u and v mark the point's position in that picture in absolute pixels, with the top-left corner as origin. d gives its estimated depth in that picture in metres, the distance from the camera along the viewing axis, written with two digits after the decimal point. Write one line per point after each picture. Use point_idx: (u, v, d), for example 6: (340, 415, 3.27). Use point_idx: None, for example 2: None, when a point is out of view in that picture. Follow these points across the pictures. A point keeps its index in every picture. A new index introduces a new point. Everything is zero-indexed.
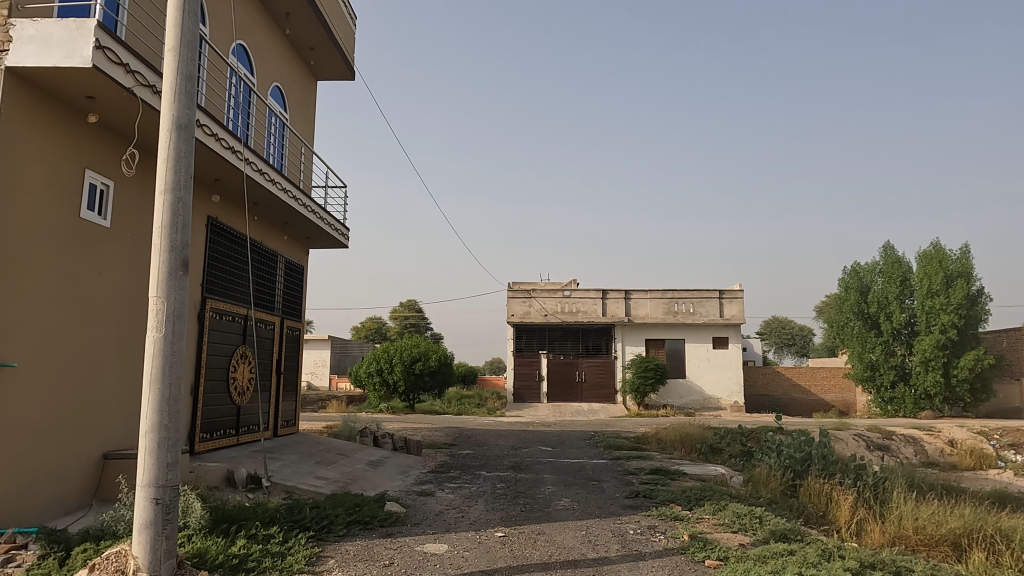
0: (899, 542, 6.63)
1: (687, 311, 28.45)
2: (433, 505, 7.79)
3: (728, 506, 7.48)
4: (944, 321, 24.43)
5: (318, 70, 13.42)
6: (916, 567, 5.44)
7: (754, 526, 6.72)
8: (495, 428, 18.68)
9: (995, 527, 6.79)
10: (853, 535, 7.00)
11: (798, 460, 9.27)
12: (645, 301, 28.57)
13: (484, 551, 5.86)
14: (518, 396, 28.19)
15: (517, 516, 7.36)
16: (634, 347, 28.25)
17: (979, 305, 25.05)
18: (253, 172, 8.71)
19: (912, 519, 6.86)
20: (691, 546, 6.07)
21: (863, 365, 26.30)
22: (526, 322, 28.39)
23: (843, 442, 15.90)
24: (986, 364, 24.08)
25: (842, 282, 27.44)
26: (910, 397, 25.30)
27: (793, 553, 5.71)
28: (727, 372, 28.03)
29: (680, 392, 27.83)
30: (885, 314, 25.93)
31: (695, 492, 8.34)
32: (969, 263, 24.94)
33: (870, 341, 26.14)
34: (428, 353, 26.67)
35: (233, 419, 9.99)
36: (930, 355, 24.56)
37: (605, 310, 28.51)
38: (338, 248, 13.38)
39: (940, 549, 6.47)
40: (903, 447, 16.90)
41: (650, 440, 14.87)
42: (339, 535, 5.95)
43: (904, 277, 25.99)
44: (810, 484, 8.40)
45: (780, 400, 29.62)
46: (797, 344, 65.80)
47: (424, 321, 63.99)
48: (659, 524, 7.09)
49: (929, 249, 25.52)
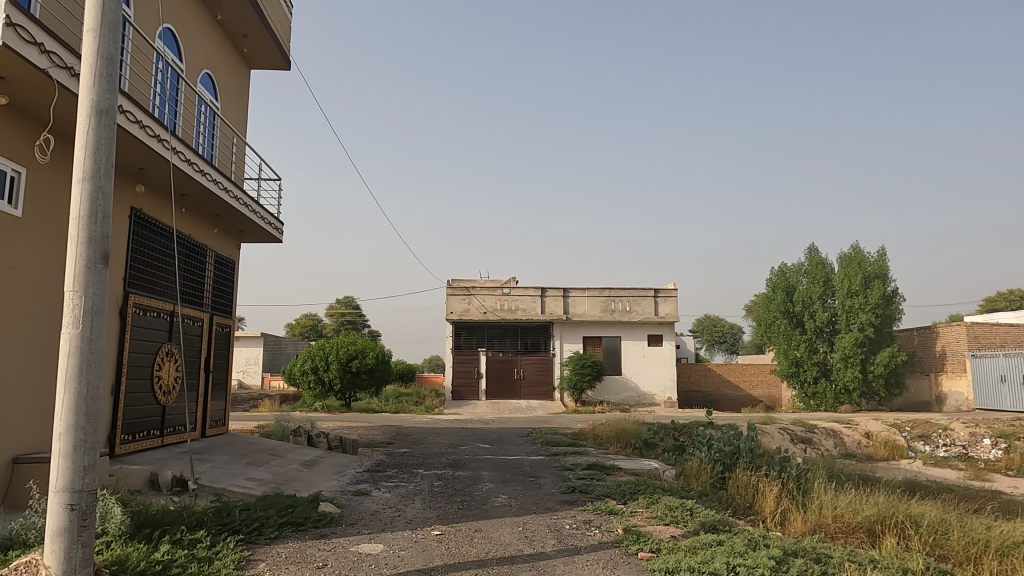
0: (820, 529, 6.97)
1: (624, 309, 29.01)
2: (368, 505, 7.68)
3: (661, 499, 7.67)
4: (862, 320, 25.81)
5: (251, 58, 12.99)
6: (835, 553, 5.73)
7: (684, 518, 6.92)
8: (433, 426, 18.57)
9: (906, 514, 7.19)
10: (777, 524, 7.30)
11: (727, 453, 9.56)
12: (583, 299, 28.98)
13: (420, 550, 5.79)
14: (456, 393, 28.08)
15: (454, 514, 7.34)
16: (571, 344, 28.64)
17: (893, 305, 26.53)
18: (182, 163, 8.40)
19: (831, 508, 7.22)
20: (624, 539, 6.20)
21: (788, 362, 27.42)
22: (465, 320, 28.33)
23: (768, 436, 16.60)
24: (899, 360, 25.58)
25: (769, 282, 28.47)
26: (830, 392, 26.58)
27: (720, 543, 5.91)
28: (662, 368, 28.73)
29: (616, 389, 28.38)
30: (809, 313, 27.15)
31: (630, 486, 8.52)
32: (886, 266, 26.38)
33: (795, 338, 27.29)
34: (366, 350, 26.23)
35: (158, 420, 9.57)
36: (849, 352, 25.87)
37: (544, 308, 28.76)
38: (271, 243, 13.00)
39: (857, 536, 6.83)
40: (824, 440, 17.73)
41: (586, 436, 15.12)
42: (270, 538, 5.79)
43: (826, 278, 27.25)
44: (738, 476, 8.73)
45: (711, 396, 30.63)
46: (728, 341, 68.26)
47: (361, 317, 63.05)
48: (594, 518, 7.20)
49: (850, 252, 26.86)
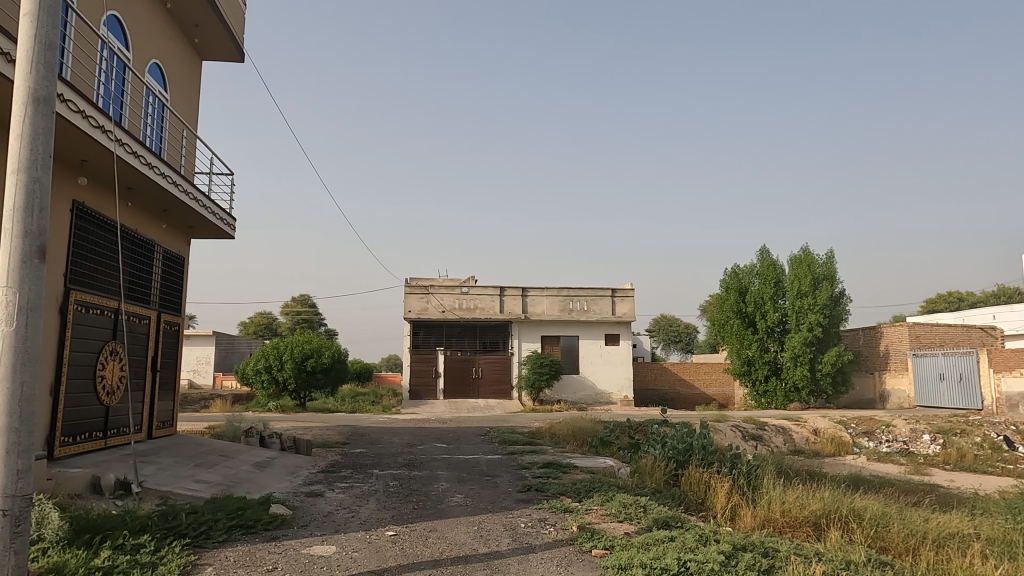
0: (768, 524, 7.16)
1: (582, 309, 29.24)
2: (321, 506, 7.56)
3: (615, 496, 7.76)
4: (811, 320, 26.57)
5: (203, 50, 12.66)
6: (782, 547, 5.88)
7: (638, 515, 7.02)
8: (390, 426, 18.39)
9: (850, 508, 7.43)
10: (727, 520, 7.45)
11: (681, 451, 9.71)
12: (541, 298, 29.11)
13: (373, 551, 5.73)
14: (414, 393, 27.85)
15: (409, 514, 7.29)
16: (529, 343, 28.74)
17: (840, 306, 27.41)
18: (128, 155, 8.13)
19: (779, 503, 7.41)
20: (578, 536, 6.24)
21: (740, 361, 28.05)
22: (423, 319, 28.14)
23: (721, 433, 16.98)
24: (845, 359, 26.46)
25: (723, 283, 29.03)
26: (781, 390, 27.29)
27: (672, 539, 6.01)
28: (619, 367, 29.05)
29: (574, 388, 28.61)
30: (760, 313, 27.81)
31: (585, 484, 8.60)
32: (834, 268, 27.23)
33: (747, 338, 27.93)
34: (321, 349, 25.82)
35: (101, 421, 9.24)
36: (799, 351, 26.60)
37: (502, 307, 28.79)
38: (223, 239, 12.70)
39: (802, 530, 7.04)
40: (774, 437, 18.21)
41: (544, 434, 15.19)
42: (218, 541, 5.64)
43: (778, 279, 27.97)
44: (690, 474, 8.89)
45: (667, 395, 31.15)
46: (684, 340, 69.41)
47: (317, 316, 62.06)
48: (549, 516, 7.23)
49: (800, 254, 27.62)
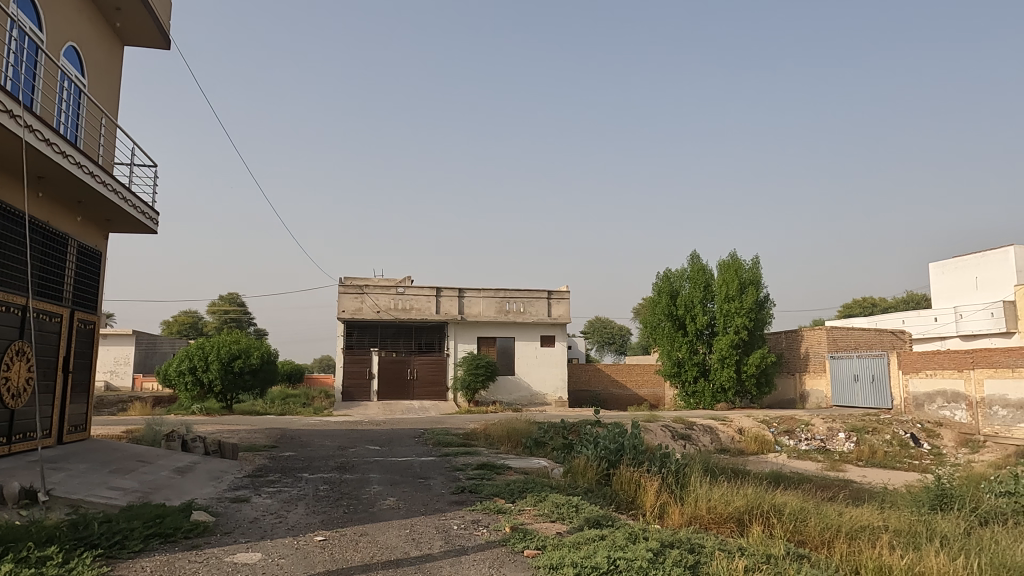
0: (695, 521, 7.38)
1: (518, 310, 29.38)
2: (247, 512, 7.31)
3: (548, 497, 7.83)
4: (738, 323, 27.55)
5: (125, 34, 12.05)
6: (707, 543, 6.07)
7: (570, 514, 7.10)
8: (321, 428, 17.97)
9: (771, 504, 7.73)
10: (656, 518, 7.63)
11: (612, 451, 9.86)
12: (478, 299, 29.10)
13: (301, 557, 5.58)
14: (347, 394, 27.31)
15: (339, 518, 7.13)
16: (465, 344, 28.67)
17: (765, 310, 28.54)
18: (39, 142, 7.63)
19: (705, 500, 7.65)
20: (511, 537, 6.27)
21: (670, 362, 28.83)
22: (357, 319, 27.63)
23: (651, 433, 17.43)
24: (768, 361, 27.57)
25: (656, 286, 29.79)
26: (709, 391, 28.18)
27: (603, 537, 6.11)
28: (554, 369, 29.35)
29: (509, 389, 28.70)
30: (690, 316, 28.67)
31: (518, 485, 8.62)
32: (759, 273, 28.34)
33: (677, 340, 28.73)
34: (250, 350, 24.98)
35: (5, 426, 8.65)
36: (726, 353, 27.55)
37: (439, 308, 28.60)
38: (144, 234, 12.11)
39: (726, 526, 7.30)
40: (702, 436, 18.80)
41: (478, 435, 15.19)
42: (134, 551, 5.36)
43: (707, 283, 28.92)
44: (621, 473, 9.05)
45: (600, 396, 31.68)
46: (618, 342, 70.79)
47: (246, 315, 60.04)
48: (482, 518, 7.22)
49: (728, 259, 28.63)
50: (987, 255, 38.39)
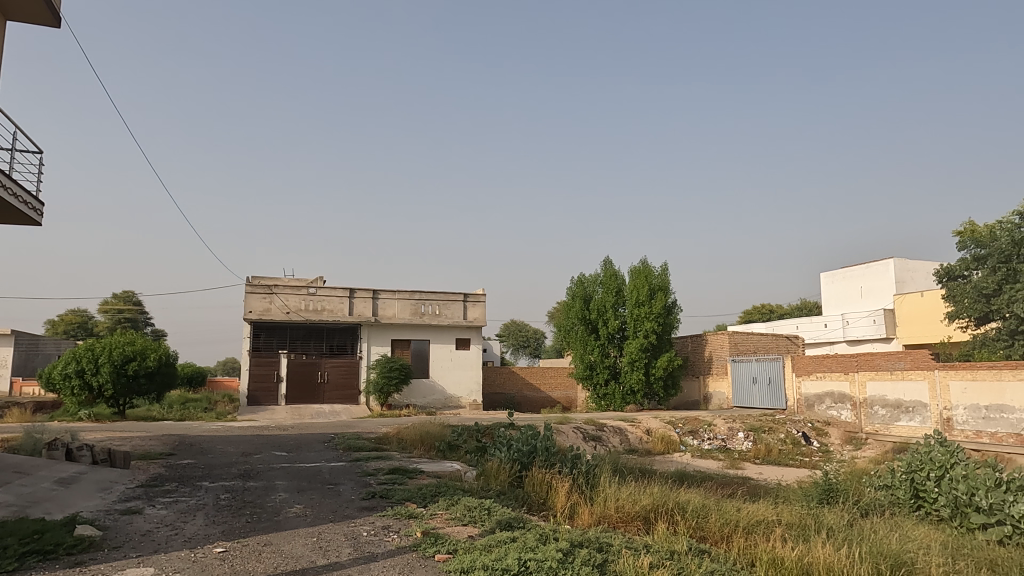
0: (603, 520, 7.57)
1: (433, 313, 29.16)
2: (139, 524, 6.86)
3: (460, 500, 7.80)
4: (647, 327, 28.51)
5: (9, 9, 11.12)
6: (615, 541, 6.23)
7: (482, 517, 7.11)
8: (224, 434, 17.15)
9: (676, 502, 8.04)
10: (566, 518, 7.77)
11: (525, 453, 9.95)
12: (392, 301, 28.66)
13: (198, 571, 5.28)
14: (253, 398, 26.19)
15: (241, 528, 6.83)
16: (379, 347, 28.15)
17: (673, 315, 29.66)
18: None
19: (614, 500, 7.86)
20: (422, 542, 6.20)
21: (583, 365, 29.47)
22: (265, 320, 26.60)
23: (563, 435, 17.76)
24: (675, 364, 28.67)
25: (570, 291, 30.41)
26: (619, 393, 28.95)
27: (514, 540, 6.14)
28: (469, 372, 29.30)
29: (423, 392, 28.42)
30: (602, 320, 29.46)
31: (430, 489, 8.55)
32: (668, 279, 29.45)
33: (590, 343, 29.42)
34: (145, 352, 23.55)
35: None
36: (636, 356, 28.43)
37: (352, 309, 27.96)
38: (27, 225, 11.20)
39: (633, 524, 7.52)
40: (612, 437, 19.30)
41: (391, 439, 14.94)
42: (7, 572, 4.92)
43: (619, 288, 29.81)
44: (534, 474, 9.15)
45: (514, 399, 31.92)
46: (532, 345, 71.63)
47: (143, 315, 56.51)
48: (393, 523, 7.11)
49: (639, 265, 29.62)
50: (871, 267, 41.54)
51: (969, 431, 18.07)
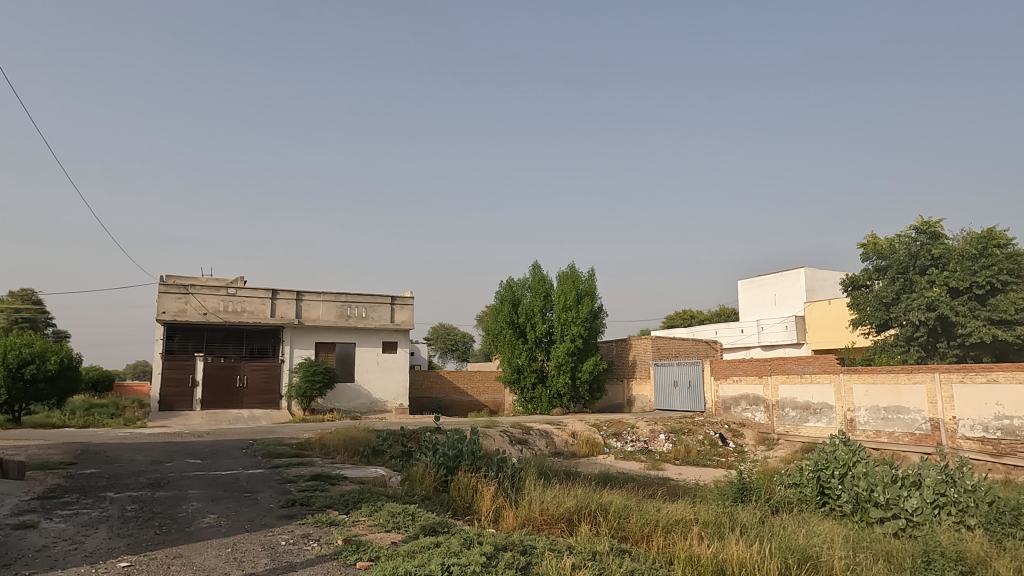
0: (528, 522, 7.62)
1: (359, 316, 28.60)
2: (33, 540, 6.39)
3: (384, 506, 7.68)
4: (574, 332, 28.96)
5: None
6: (538, 543, 6.29)
7: (406, 523, 7.02)
8: (132, 441, 16.23)
9: (598, 503, 8.19)
10: (491, 522, 7.77)
11: (451, 457, 9.89)
12: (317, 303, 27.91)
13: None
14: (165, 403, 24.92)
15: (150, 541, 6.48)
16: (302, 350, 27.38)
17: (599, 319, 30.25)
18: None
19: (538, 503, 7.95)
20: (344, 549, 6.06)
21: (510, 369, 29.60)
22: (180, 321, 25.38)
23: (490, 438, 17.80)
24: (600, 368, 29.23)
25: (498, 294, 30.53)
26: (545, 396, 29.23)
27: (437, 545, 6.10)
28: (395, 375, 28.91)
29: (348, 396, 27.82)
30: (530, 324, 29.73)
31: (353, 495, 8.37)
32: (594, 285, 30.04)
33: (518, 347, 29.60)
34: (45, 354, 22.08)
35: None
36: (562, 360, 28.80)
37: (274, 311, 27.07)
38: None
39: (557, 526, 7.61)
40: (538, 440, 19.47)
41: (313, 444, 14.56)
42: None
43: (546, 292, 30.19)
44: (459, 479, 9.12)
45: (441, 402, 31.70)
46: (460, 348, 71.43)
47: (44, 314, 52.88)
48: (314, 531, 6.91)
49: (566, 270, 30.09)
50: (784, 275, 43.69)
51: (869, 431, 19.30)
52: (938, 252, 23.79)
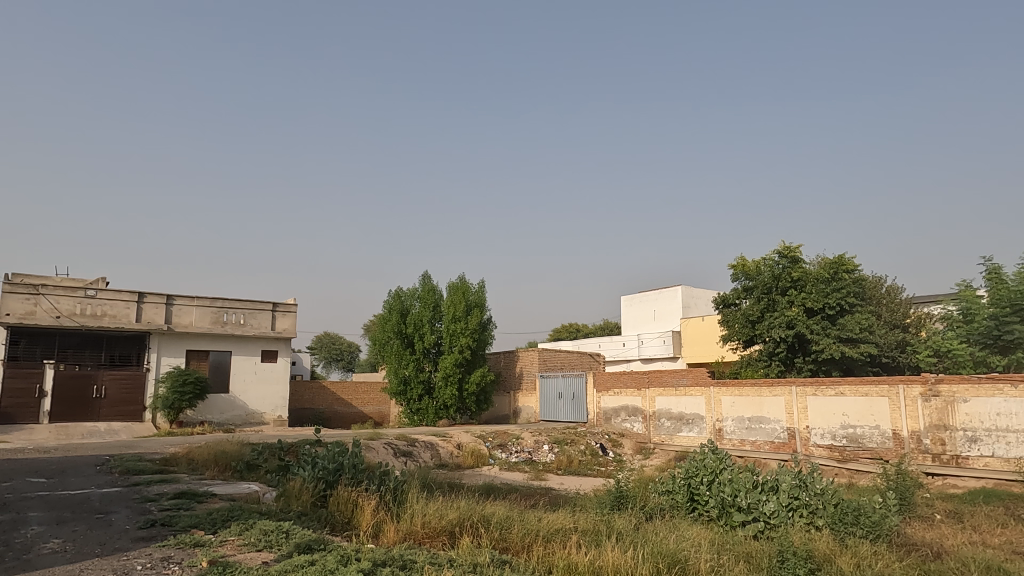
0: (409, 537, 7.49)
1: (237, 322, 27.19)
2: None
3: (256, 524, 7.27)
4: (462, 343, 28.97)
5: None
6: (418, 557, 6.19)
7: (280, 542, 6.68)
8: None
9: (480, 515, 8.21)
10: (371, 537, 7.57)
11: (331, 471, 9.53)
12: (190, 308, 26.21)
13: None
14: (6, 416, 22.35)
15: None
16: (171, 358, 25.52)
17: (487, 331, 30.52)
18: None
19: (420, 516, 7.85)
20: (208, 572, 5.66)
21: (397, 380, 29.06)
22: (27, 324, 22.92)
23: (373, 451, 17.39)
24: (487, 379, 29.42)
25: (387, 304, 29.99)
26: (432, 408, 28.94)
27: (312, 563, 5.86)
28: (274, 386, 27.62)
29: (221, 408, 26.20)
30: (418, 334, 29.40)
31: (221, 513, 7.87)
32: (484, 296, 30.31)
33: (405, 358, 29.15)
34: None
35: None
36: (450, 371, 28.67)
37: (140, 315, 25.06)
38: None
39: (438, 539, 7.54)
40: (423, 453, 19.22)
41: (178, 460, 13.57)
42: None
43: (436, 303, 30.07)
44: (339, 493, 8.81)
45: (323, 414, 30.58)
46: (345, 359, 69.40)
47: None
48: (175, 553, 6.42)
49: (456, 281, 30.17)
50: (663, 292, 46.02)
51: (735, 439, 20.67)
52: (797, 275, 25.92)
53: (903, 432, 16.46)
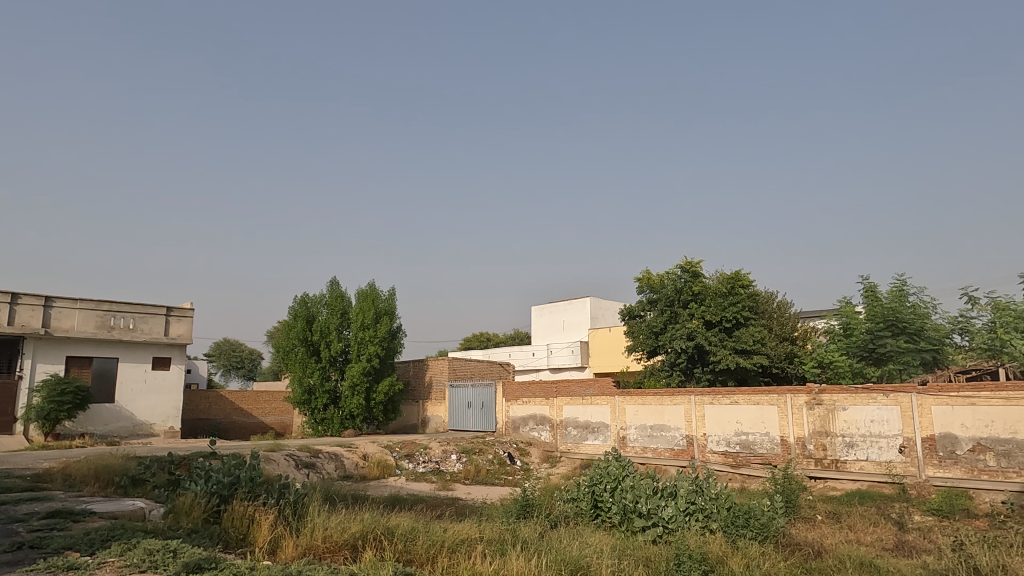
0: (308, 552, 7.23)
1: (125, 327, 25.37)
2: None
3: (139, 544, 6.79)
4: (371, 351, 28.40)
5: None
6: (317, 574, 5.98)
7: (166, 562, 6.27)
8: None
9: (384, 527, 8.04)
10: (267, 554, 7.25)
11: (225, 485, 9.04)
12: (71, 311, 24.26)
13: None
14: None
15: None
16: (47, 365, 23.52)
17: (396, 339, 30.13)
18: None
19: (321, 530, 7.60)
20: None
21: (301, 389, 28.01)
22: None
23: (274, 463, 16.69)
24: (395, 388, 29.01)
25: (292, 310, 28.93)
26: (337, 418, 28.14)
27: None
28: (166, 396, 26.01)
29: (105, 419, 24.36)
30: (325, 342, 28.54)
31: (101, 533, 7.30)
32: (394, 304, 29.93)
33: (310, 366, 28.18)
34: None
35: None
36: (357, 380, 28.00)
37: (12, 319, 22.96)
38: None
39: (340, 553, 7.32)
40: (326, 464, 18.63)
41: (53, 476, 12.48)
42: None
43: (344, 310, 29.35)
44: (234, 508, 8.37)
45: (220, 425, 29.06)
46: (245, 367, 66.38)
47: None
48: None
49: (365, 288, 29.61)
50: (572, 303, 46.97)
51: (637, 447, 21.34)
52: (698, 289, 27.16)
53: (790, 438, 17.55)
